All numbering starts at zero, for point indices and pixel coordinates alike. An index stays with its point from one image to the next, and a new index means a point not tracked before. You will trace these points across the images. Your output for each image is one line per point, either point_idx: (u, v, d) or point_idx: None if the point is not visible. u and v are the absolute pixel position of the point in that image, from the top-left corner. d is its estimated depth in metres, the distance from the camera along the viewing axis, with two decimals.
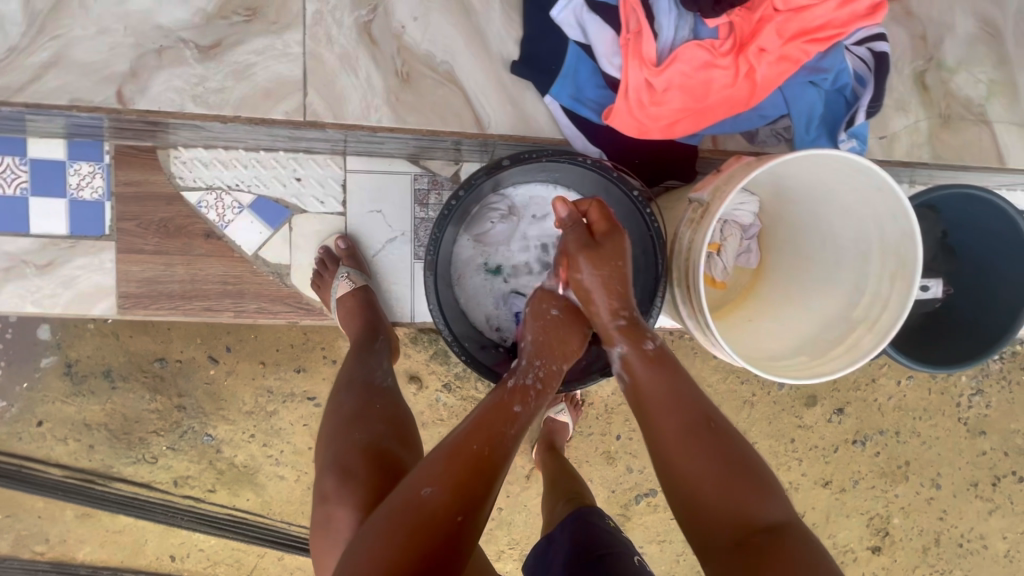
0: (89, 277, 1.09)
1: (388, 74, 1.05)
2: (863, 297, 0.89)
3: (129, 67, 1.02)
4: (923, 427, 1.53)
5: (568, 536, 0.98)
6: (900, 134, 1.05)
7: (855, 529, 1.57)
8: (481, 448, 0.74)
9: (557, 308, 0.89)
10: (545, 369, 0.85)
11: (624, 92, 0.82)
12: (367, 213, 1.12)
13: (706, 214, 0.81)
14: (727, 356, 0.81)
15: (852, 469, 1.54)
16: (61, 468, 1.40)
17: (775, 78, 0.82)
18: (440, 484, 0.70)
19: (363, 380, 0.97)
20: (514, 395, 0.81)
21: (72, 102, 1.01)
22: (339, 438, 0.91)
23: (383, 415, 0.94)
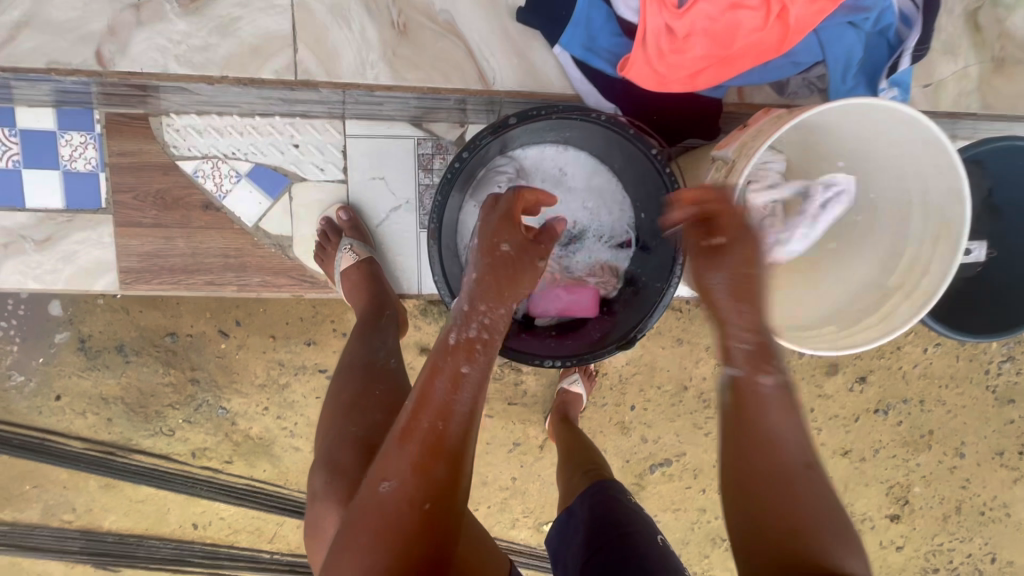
0: (89, 252, 1.06)
1: (384, 26, 1.00)
2: (901, 261, 0.83)
3: (107, 24, 0.98)
4: (948, 395, 1.47)
5: (585, 512, 0.97)
6: (947, 82, 0.96)
7: (874, 497, 1.54)
8: (428, 426, 0.65)
9: (508, 244, 0.74)
10: (490, 316, 0.71)
11: (641, 40, 0.75)
12: (368, 180, 1.07)
13: (731, 172, 0.74)
14: None
15: (873, 438, 1.50)
16: (81, 441, 1.41)
17: (810, 20, 0.73)
18: (397, 476, 0.64)
19: (364, 363, 0.94)
20: (451, 355, 0.69)
21: (50, 64, 0.98)
22: (337, 428, 0.89)
23: (383, 401, 0.90)
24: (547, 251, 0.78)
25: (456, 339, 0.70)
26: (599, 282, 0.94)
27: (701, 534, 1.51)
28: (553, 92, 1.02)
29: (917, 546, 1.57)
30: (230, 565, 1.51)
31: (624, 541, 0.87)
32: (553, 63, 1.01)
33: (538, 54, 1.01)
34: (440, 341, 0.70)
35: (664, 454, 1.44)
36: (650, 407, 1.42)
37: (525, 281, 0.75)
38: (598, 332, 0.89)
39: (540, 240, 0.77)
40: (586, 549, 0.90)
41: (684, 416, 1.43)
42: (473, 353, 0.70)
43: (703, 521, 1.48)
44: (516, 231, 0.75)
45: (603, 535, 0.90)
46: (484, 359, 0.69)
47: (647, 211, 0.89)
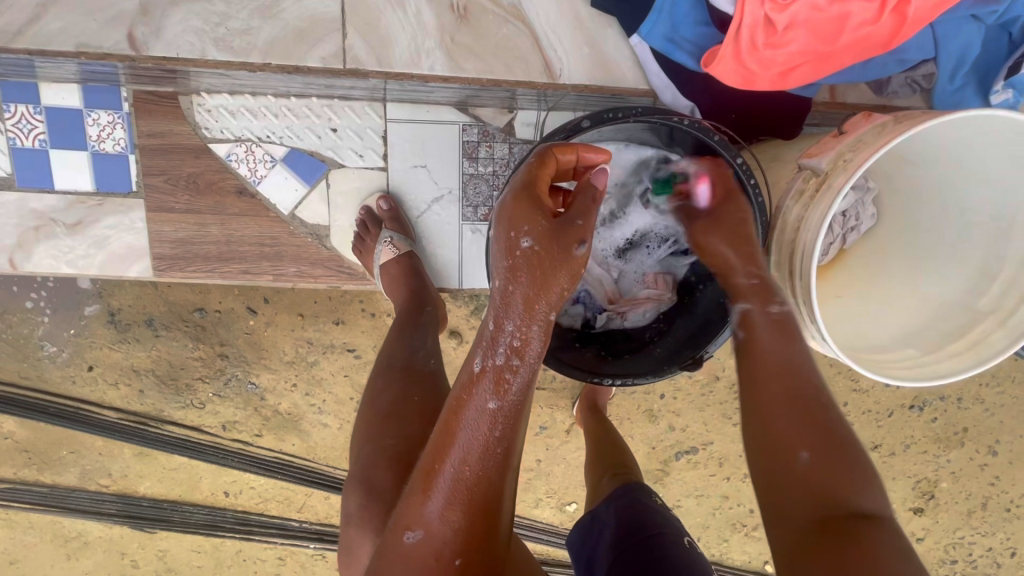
0: (121, 237, 1.03)
1: (443, 10, 0.93)
2: (994, 284, 0.78)
3: (140, 4, 0.92)
4: (989, 394, 1.37)
5: (612, 515, 0.88)
6: None
7: (899, 491, 1.45)
8: (453, 473, 0.62)
9: (528, 238, 0.60)
10: (519, 336, 0.61)
11: (735, 32, 0.66)
12: (410, 169, 1.01)
13: (824, 187, 0.68)
14: (836, 354, 0.71)
15: (905, 434, 1.40)
16: (115, 411, 1.39)
17: (928, 13, 0.65)
18: (422, 527, 0.61)
19: (401, 367, 0.89)
20: (476, 389, 0.62)
21: (79, 48, 0.92)
22: (373, 440, 0.82)
23: (420, 411, 0.84)
24: (586, 223, 0.62)
25: (482, 365, 0.62)
26: (653, 292, 0.88)
27: (723, 519, 1.46)
28: (624, 87, 0.94)
29: (938, 539, 1.48)
30: (260, 532, 1.49)
31: (655, 546, 0.79)
32: (628, 54, 0.93)
33: (612, 43, 0.92)
34: (465, 369, 0.64)
35: (691, 442, 1.38)
36: (680, 395, 1.35)
37: (562, 277, 0.61)
38: (647, 332, 0.89)
39: (574, 215, 0.62)
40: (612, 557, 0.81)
41: (714, 404, 1.36)
42: (503, 380, 0.62)
43: (725, 507, 1.44)
44: (539, 217, 0.60)
45: (633, 540, 0.81)
46: (514, 391, 0.62)
47: None
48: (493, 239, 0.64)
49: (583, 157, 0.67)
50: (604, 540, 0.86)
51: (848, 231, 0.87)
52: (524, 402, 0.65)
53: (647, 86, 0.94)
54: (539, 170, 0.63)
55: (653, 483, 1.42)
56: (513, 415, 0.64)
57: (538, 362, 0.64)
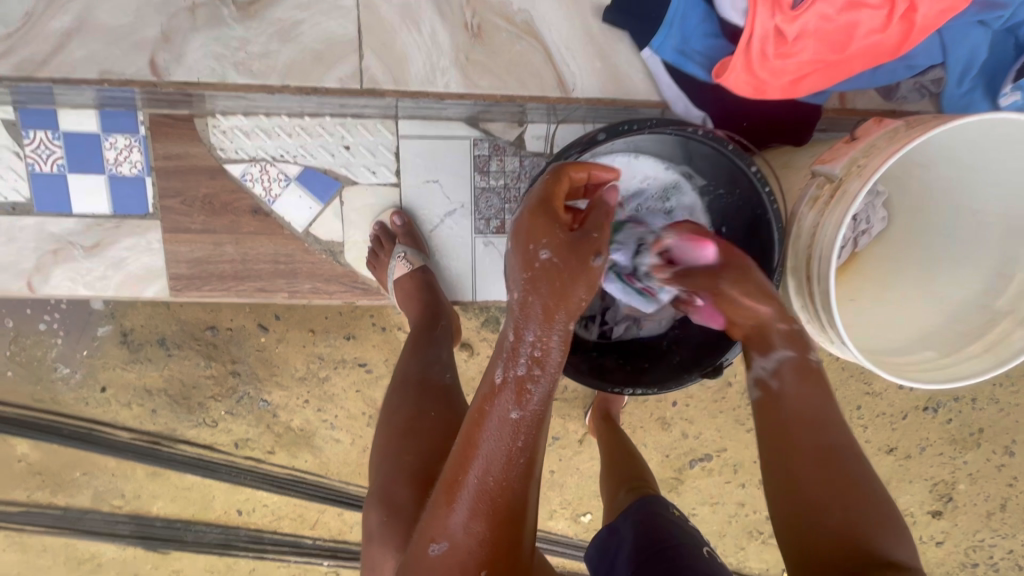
0: (137, 259, 1.04)
1: (456, 28, 0.95)
2: (1010, 284, 0.78)
3: (161, 30, 0.94)
4: (1003, 394, 1.36)
5: (631, 528, 0.88)
6: None
7: (917, 494, 1.43)
8: (476, 484, 0.62)
9: (547, 249, 0.61)
10: (540, 346, 0.62)
11: (746, 43, 0.67)
12: (423, 183, 1.02)
13: (838, 193, 0.69)
14: (854, 357, 0.71)
15: (920, 436, 1.39)
16: (128, 431, 1.39)
17: (937, 19, 0.66)
18: (447, 538, 0.62)
19: (418, 379, 0.87)
20: (498, 399, 0.63)
21: (102, 74, 0.94)
22: (390, 456, 0.80)
23: (436, 428, 0.81)
24: (601, 235, 0.63)
25: (503, 376, 0.63)
26: None
27: (739, 527, 1.44)
28: (636, 98, 0.95)
29: (958, 542, 1.47)
30: (274, 551, 1.48)
31: (674, 558, 0.78)
32: (639, 66, 0.94)
33: (623, 56, 0.94)
34: (486, 380, 0.64)
35: (705, 450, 1.38)
36: (692, 402, 1.35)
37: (580, 288, 0.62)
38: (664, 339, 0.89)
39: (590, 227, 0.63)
40: (630, 569, 0.81)
41: (728, 411, 1.36)
42: (523, 391, 0.63)
43: (742, 515, 1.42)
44: (557, 229, 0.62)
45: (652, 552, 0.81)
46: (536, 400, 0.63)
47: (730, 225, 0.84)
48: (511, 251, 0.65)
49: (595, 171, 0.69)
50: (623, 552, 0.85)
51: (859, 234, 0.88)
52: (545, 412, 0.65)
53: (659, 97, 0.95)
54: (555, 184, 0.65)
55: (669, 492, 1.41)
56: (535, 425, 0.64)
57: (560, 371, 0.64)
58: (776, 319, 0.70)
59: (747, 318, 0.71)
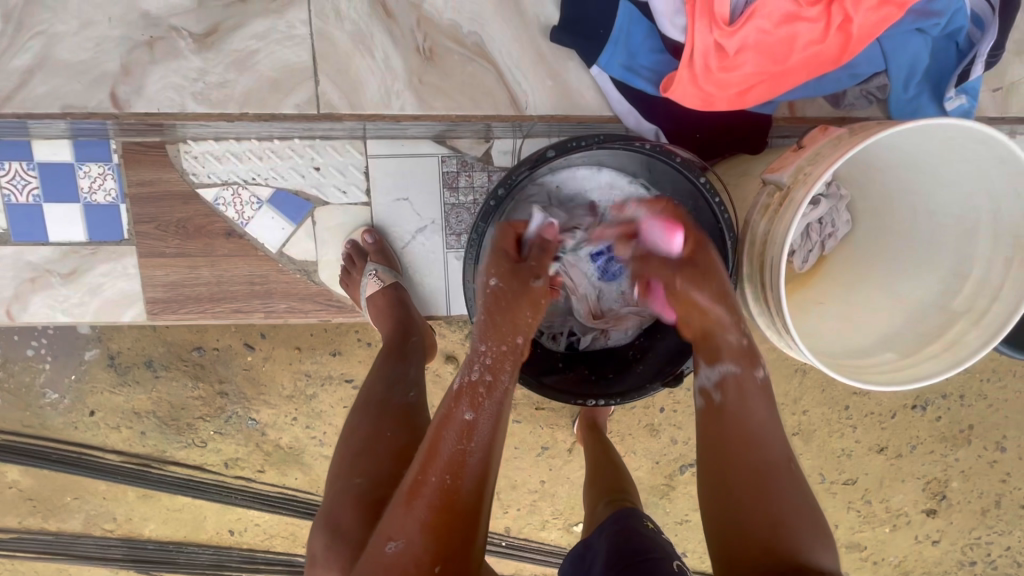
0: (115, 284, 1.05)
1: (409, 53, 0.97)
2: (965, 284, 0.78)
3: (120, 64, 0.96)
4: (991, 389, 1.36)
5: (604, 542, 0.88)
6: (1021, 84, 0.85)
7: (910, 493, 1.43)
8: (434, 482, 0.63)
9: (495, 277, 0.72)
10: (492, 355, 0.70)
11: (689, 58, 0.69)
12: (393, 201, 1.04)
13: (786, 201, 0.70)
14: (808, 359, 0.72)
15: (911, 434, 1.39)
16: (117, 454, 1.40)
17: (874, 28, 0.68)
18: (403, 536, 0.62)
19: (380, 401, 0.85)
20: (456, 404, 0.67)
21: (64, 108, 0.96)
22: (342, 477, 0.78)
23: (392, 449, 0.79)
24: (540, 265, 0.74)
25: (460, 383, 0.69)
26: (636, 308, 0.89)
27: None
28: (589, 114, 0.97)
29: (955, 540, 1.46)
30: (267, 570, 1.48)
31: (645, 572, 0.77)
32: (589, 83, 0.96)
33: (573, 74, 0.96)
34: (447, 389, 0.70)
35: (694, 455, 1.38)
36: (679, 407, 1.35)
37: (526, 309, 0.72)
38: (630, 350, 0.90)
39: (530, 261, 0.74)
40: None
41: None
42: (478, 398, 0.68)
43: None
44: (502, 261, 0.73)
45: (620, 567, 0.80)
46: (490, 404, 0.67)
47: None
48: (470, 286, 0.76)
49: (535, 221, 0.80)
50: (594, 565, 0.85)
51: (826, 237, 0.90)
52: (501, 419, 0.68)
53: (610, 111, 0.97)
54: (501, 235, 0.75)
55: (660, 499, 1.41)
56: (492, 428, 0.67)
57: (511, 382, 0.71)
58: (727, 327, 0.74)
59: (704, 317, 0.75)
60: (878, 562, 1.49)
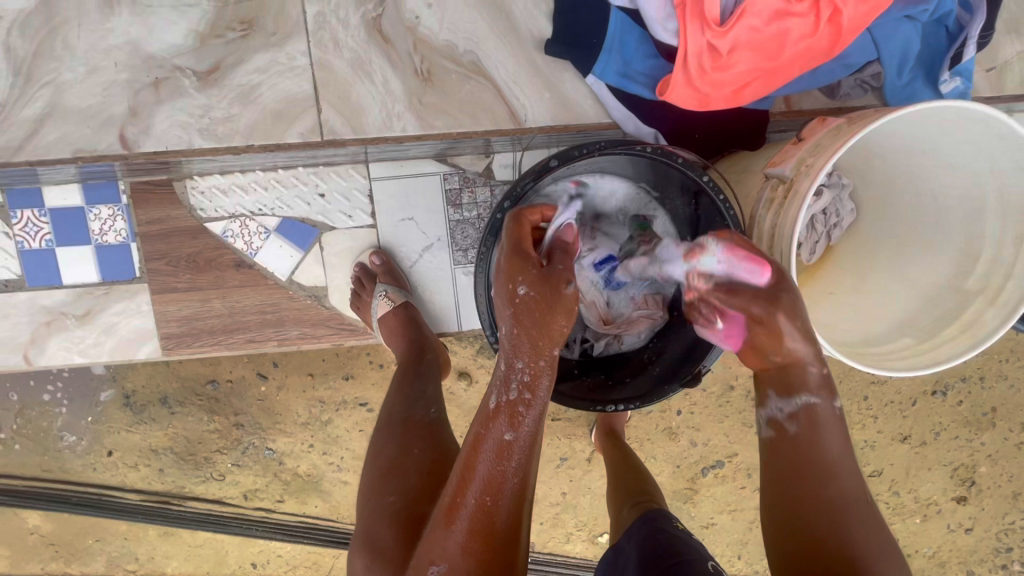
0: (128, 322, 1.06)
1: (408, 75, 0.98)
2: (977, 264, 0.78)
3: (128, 106, 0.98)
4: (1012, 369, 1.34)
5: (635, 547, 0.86)
6: (1010, 64, 0.85)
7: (938, 481, 1.40)
8: (474, 504, 0.63)
9: (524, 286, 0.65)
10: (529, 372, 0.65)
11: (683, 60, 0.69)
12: (399, 222, 1.05)
13: (791, 192, 0.70)
14: (823, 347, 0.71)
15: (933, 421, 1.37)
16: (137, 493, 1.40)
17: (864, 19, 0.68)
18: (445, 559, 0.63)
19: (402, 419, 0.85)
20: (492, 425, 0.65)
21: (76, 153, 0.99)
22: (374, 496, 0.77)
23: (420, 465, 0.78)
24: (569, 267, 0.67)
25: (496, 403, 0.65)
26: (647, 311, 0.89)
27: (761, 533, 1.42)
28: (586, 122, 0.98)
29: (988, 528, 1.43)
30: None
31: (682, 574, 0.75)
32: (588, 94, 0.97)
33: (570, 84, 0.97)
34: (481, 407, 0.67)
35: (715, 456, 1.36)
36: (696, 409, 1.34)
37: (559, 317, 0.65)
38: (646, 353, 0.90)
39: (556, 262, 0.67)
40: None
41: (733, 415, 1.35)
42: (515, 415, 0.65)
43: None
44: (529, 266, 0.65)
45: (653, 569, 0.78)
46: (529, 422, 0.65)
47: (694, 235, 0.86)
48: (495, 292, 0.68)
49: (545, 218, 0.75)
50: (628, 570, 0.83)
51: (831, 227, 0.90)
52: (537, 437, 0.67)
53: (608, 118, 0.98)
54: (518, 227, 0.69)
55: (684, 503, 1.39)
56: (532, 440, 0.66)
57: (550, 394, 0.67)
58: (810, 361, 0.67)
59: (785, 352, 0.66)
60: (911, 554, 1.46)
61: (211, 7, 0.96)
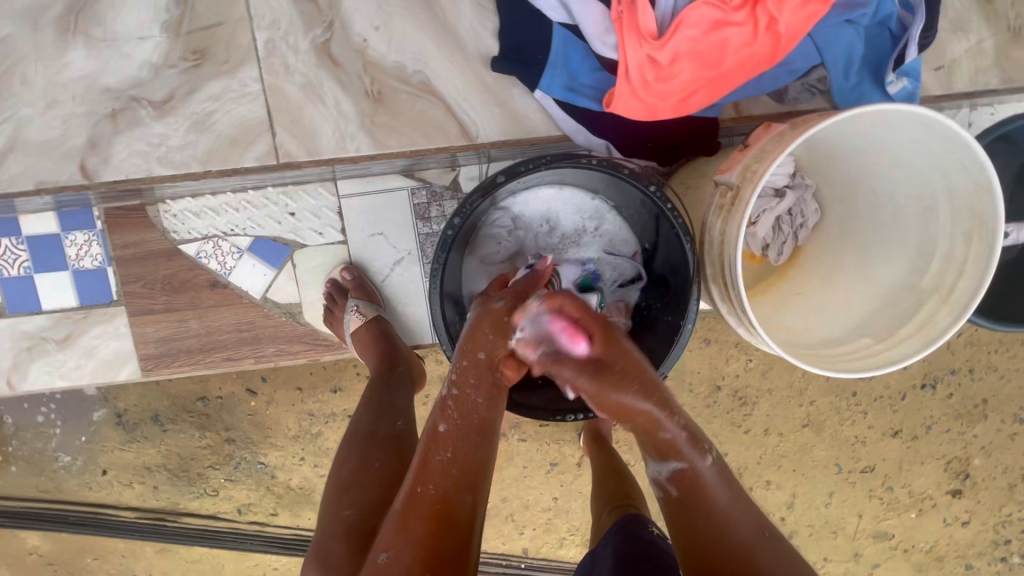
0: (108, 345, 1.08)
1: (359, 96, 1.00)
2: (931, 263, 0.78)
3: (87, 138, 1.01)
4: (1001, 360, 1.26)
5: (612, 552, 0.85)
6: (960, 60, 0.95)
7: (932, 475, 1.32)
8: (420, 491, 0.64)
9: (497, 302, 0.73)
10: (464, 370, 0.71)
11: (625, 73, 0.73)
12: (369, 238, 1.06)
13: (737, 199, 0.71)
14: (766, 346, 0.72)
15: (923, 414, 1.29)
16: (132, 510, 1.41)
17: (802, 25, 0.71)
18: (393, 545, 0.62)
19: (367, 434, 0.87)
20: (439, 415, 0.69)
21: (39, 185, 1.01)
22: (333, 510, 0.79)
23: (380, 479, 0.80)
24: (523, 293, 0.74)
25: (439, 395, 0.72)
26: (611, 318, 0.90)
27: None
28: (538, 135, 0.99)
29: (985, 520, 1.34)
30: None
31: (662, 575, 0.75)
32: (533, 105, 0.99)
33: (519, 99, 0.98)
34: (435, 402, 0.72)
35: None
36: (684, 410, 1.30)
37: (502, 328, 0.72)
38: None
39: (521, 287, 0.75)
40: None
41: (722, 416, 1.28)
42: (448, 412, 0.69)
43: None
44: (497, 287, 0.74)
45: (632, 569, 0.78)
46: (460, 418, 0.68)
47: (653, 241, 0.87)
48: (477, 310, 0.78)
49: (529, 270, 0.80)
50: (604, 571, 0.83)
51: (798, 227, 0.91)
52: (480, 442, 0.68)
53: (560, 131, 1.00)
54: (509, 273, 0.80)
55: None
56: (468, 445, 0.67)
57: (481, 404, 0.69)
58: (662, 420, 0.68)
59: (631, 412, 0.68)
60: (908, 549, 1.36)
61: (164, 39, 0.99)
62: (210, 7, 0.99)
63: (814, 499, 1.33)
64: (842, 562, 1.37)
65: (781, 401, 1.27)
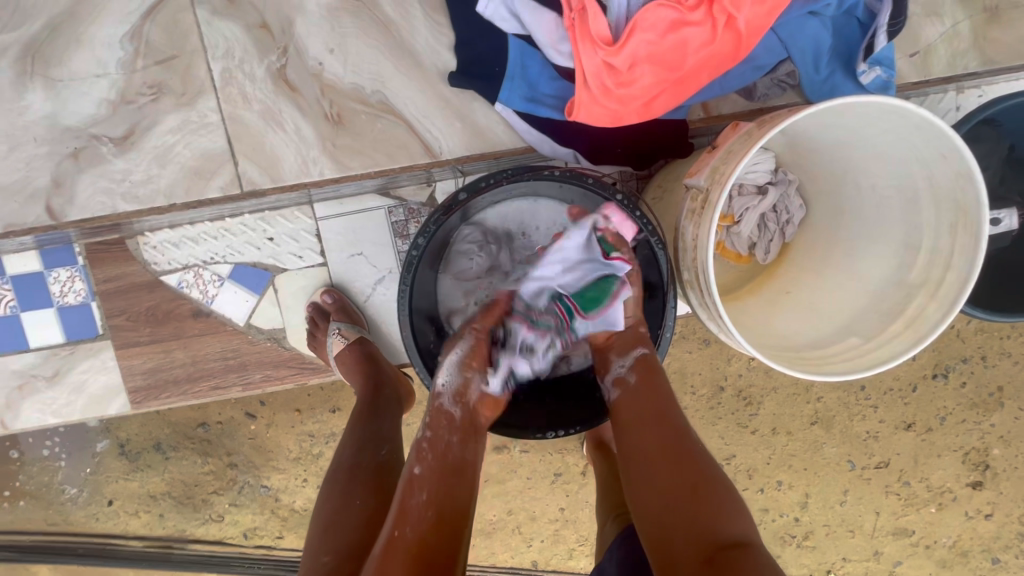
0: (96, 378, 1.09)
1: (319, 120, 1.00)
2: (919, 255, 0.75)
3: (52, 178, 1.01)
4: (1015, 345, 1.21)
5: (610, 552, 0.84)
6: (935, 45, 0.92)
7: (950, 468, 1.26)
8: (398, 535, 0.62)
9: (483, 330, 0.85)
10: (435, 412, 0.76)
11: (582, 81, 0.76)
12: (348, 258, 1.04)
13: (706, 204, 0.69)
14: (743, 349, 0.70)
15: (937, 406, 1.24)
16: (140, 540, 1.40)
17: (761, 21, 0.74)
18: None
19: (349, 465, 0.84)
20: (418, 457, 0.72)
21: (8, 227, 1.02)
22: (312, 554, 0.74)
23: (360, 517, 0.76)
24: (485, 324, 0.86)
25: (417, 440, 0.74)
26: None
27: (769, 534, 1.31)
28: (502, 148, 0.99)
29: (1010, 512, 1.28)
30: None
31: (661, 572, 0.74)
32: (496, 118, 0.98)
33: (480, 113, 0.98)
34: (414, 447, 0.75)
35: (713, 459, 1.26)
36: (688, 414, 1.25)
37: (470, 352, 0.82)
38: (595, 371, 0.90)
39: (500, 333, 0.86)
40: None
41: (726, 417, 1.25)
42: (423, 454, 0.72)
43: (769, 521, 1.29)
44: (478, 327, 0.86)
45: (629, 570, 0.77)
46: (434, 459, 0.71)
47: (629, 249, 0.86)
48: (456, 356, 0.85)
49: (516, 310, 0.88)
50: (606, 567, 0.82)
51: (784, 224, 0.89)
52: (457, 483, 0.70)
53: (524, 142, 0.99)
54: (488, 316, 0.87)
55: None
56: (443, 488, 0.69)
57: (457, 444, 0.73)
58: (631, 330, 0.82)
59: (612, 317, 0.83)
60: (930, 546, 1.30)
61: (121, 75, 0.99)
62: (166, 40, 0.99)
63: (828, 499, 1.29)
64: (862, 562, 1.32)
65: (787, 399, 1.24)
